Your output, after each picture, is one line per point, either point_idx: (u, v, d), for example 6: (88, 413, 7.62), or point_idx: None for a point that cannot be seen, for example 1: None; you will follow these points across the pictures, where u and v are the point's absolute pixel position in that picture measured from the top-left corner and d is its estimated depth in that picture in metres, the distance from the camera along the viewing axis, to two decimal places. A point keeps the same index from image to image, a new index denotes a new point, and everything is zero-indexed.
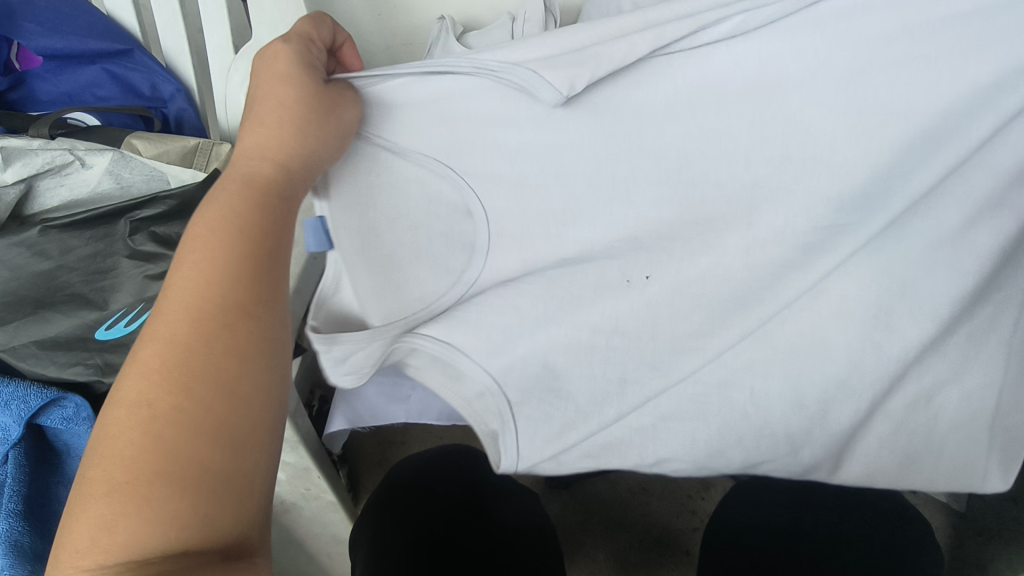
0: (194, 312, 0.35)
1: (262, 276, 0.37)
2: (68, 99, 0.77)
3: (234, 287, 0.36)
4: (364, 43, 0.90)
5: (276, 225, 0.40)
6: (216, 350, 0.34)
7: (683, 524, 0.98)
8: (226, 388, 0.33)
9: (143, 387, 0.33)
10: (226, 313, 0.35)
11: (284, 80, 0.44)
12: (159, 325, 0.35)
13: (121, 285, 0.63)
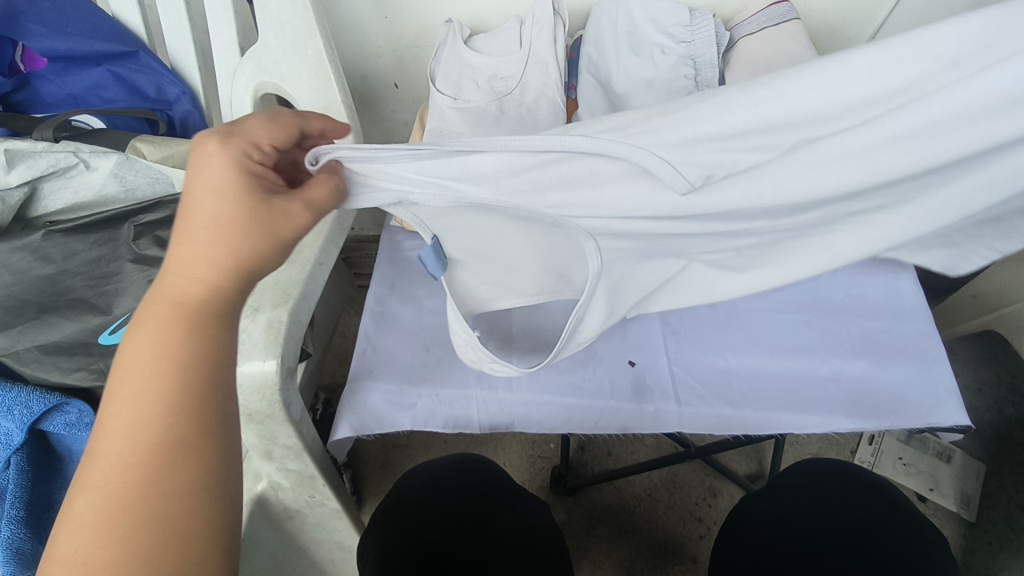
0: (131, 464, 0.33)
1: (203, 414, 0.36)
2: (74, 101, 0.77)
3: (157, 434, 0.34)
4: (371, 47, 0.91)
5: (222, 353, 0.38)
6: (154, 497, 0.33)
7: (690, 532, 0.97)
8: (165, 537, 0.33)
9: (75, 550, 0.32)
10: (166, 457, 0.34)
11: (207, 187, 0.38)
12: (84, 481, 0.34)
13: (126, 290, 0.63)
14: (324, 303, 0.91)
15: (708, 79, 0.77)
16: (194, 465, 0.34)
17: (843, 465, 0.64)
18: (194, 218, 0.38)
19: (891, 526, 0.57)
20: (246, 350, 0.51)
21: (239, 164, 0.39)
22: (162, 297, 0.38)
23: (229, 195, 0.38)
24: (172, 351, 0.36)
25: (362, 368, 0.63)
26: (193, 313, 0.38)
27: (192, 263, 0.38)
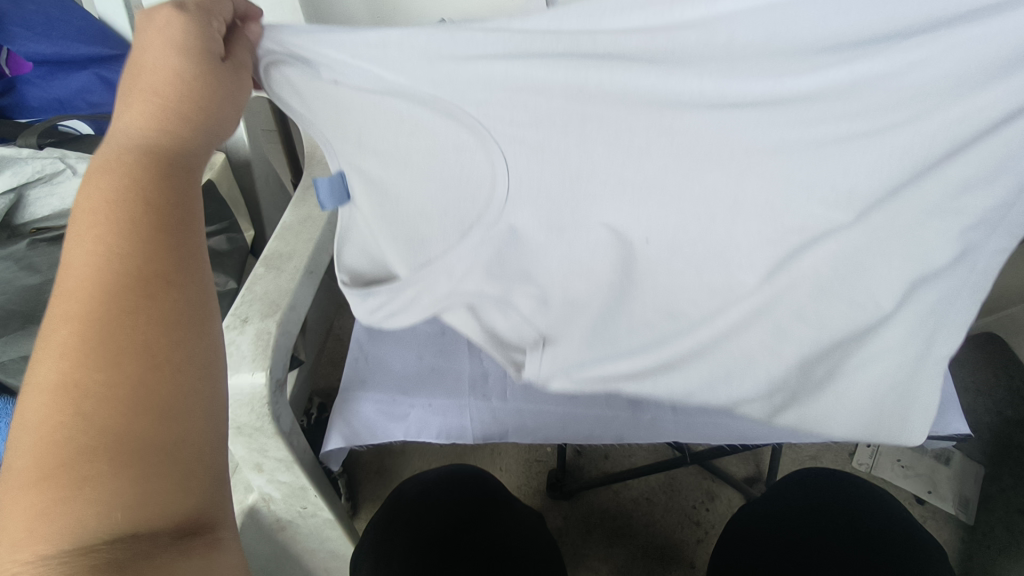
0: (91, 297, 0.28)
1: (164, 238, 0.31)
2: (60, 105, 0.75)
3: (134, 243, 0.30)
4: None
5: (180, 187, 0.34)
6: (140, 302, 0.28)
7: (688, 536, 0.96)
8: (152, 344, 0.28)
9: (49, 362, 0.26)
10: (131, 284, 0.28)
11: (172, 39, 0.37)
12: (57, 301, 0.28)
13: None
14: (316, 309, 0.89)
15: None
16: (178, 293, 0.30)
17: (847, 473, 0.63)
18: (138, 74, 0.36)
19: (890, 534, 0.56)
20: (235, 363, 0.50)
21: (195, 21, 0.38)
22: (112, 145, 0.34)
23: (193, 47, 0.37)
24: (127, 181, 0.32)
25: (355, 378, 0.62)
26: (162, 150, 0.35)
27: (142, 115, 0.36)
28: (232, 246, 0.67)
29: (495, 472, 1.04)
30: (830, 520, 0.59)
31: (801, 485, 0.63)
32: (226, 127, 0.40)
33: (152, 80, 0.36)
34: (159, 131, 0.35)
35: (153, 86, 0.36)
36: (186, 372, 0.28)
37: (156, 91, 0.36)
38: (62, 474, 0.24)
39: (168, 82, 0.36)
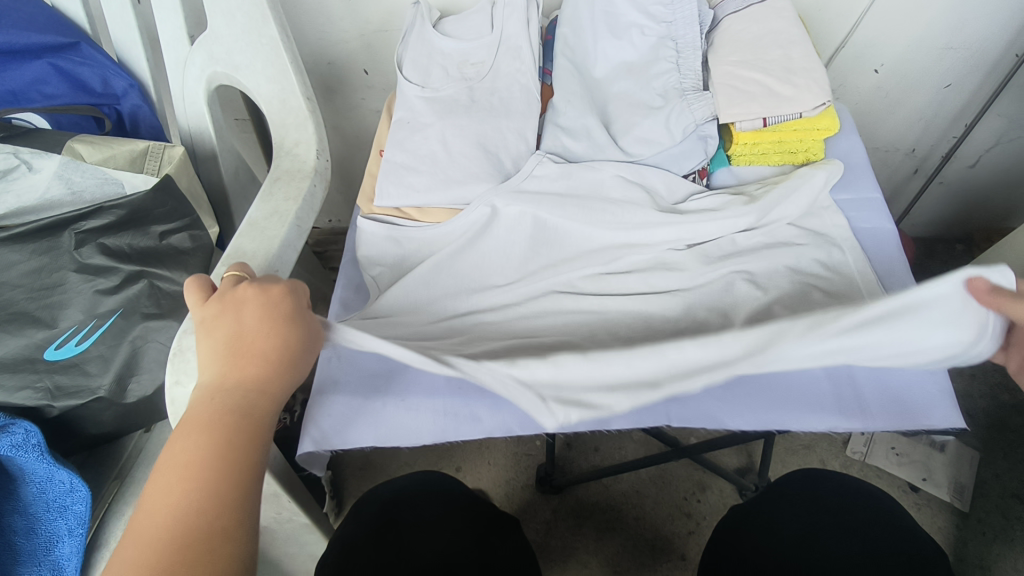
0: (163, 552, 0.34)
1: (232, 504, 0.37)
2: (13, 97, 0.70)
3: (205, 506, 0.36)
4: (335, 31, 0.87)
5: (252, 451, 0.39)
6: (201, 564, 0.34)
7: (679, 528, 0.95)
8: None
9: None
10: (194, 539, 0.35)
11: (269, 319, 0.43)
12: (136, 544, 0.35)
13: (71, 301, 0.56)
14: None
15: (689, 63, 0.73)
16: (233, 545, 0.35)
17: (844, 476, 0.61)
18: (237, 344, 0.42)
19: (886, 543, 0.54)
20: (192, 369, 0.47)
21: (295, 305, 0.45)
22: (201, 402, 0.40)
23: (280, 328, 0.43)
24: (209, 449, 0.38)
25: (327, 379, 0.59)
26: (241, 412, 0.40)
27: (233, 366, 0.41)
28: (195, 245, 0.64)
29: (483, 466, 1.02)
30: (830, 531, 0.56)
31: (799, 489, 0.61)
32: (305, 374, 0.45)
33: (245, 349, 0.42)
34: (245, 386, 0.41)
35: (246, 353, 0.42)
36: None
37: (255, 349, 0.42)
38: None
39: (262, 349, 0.42)
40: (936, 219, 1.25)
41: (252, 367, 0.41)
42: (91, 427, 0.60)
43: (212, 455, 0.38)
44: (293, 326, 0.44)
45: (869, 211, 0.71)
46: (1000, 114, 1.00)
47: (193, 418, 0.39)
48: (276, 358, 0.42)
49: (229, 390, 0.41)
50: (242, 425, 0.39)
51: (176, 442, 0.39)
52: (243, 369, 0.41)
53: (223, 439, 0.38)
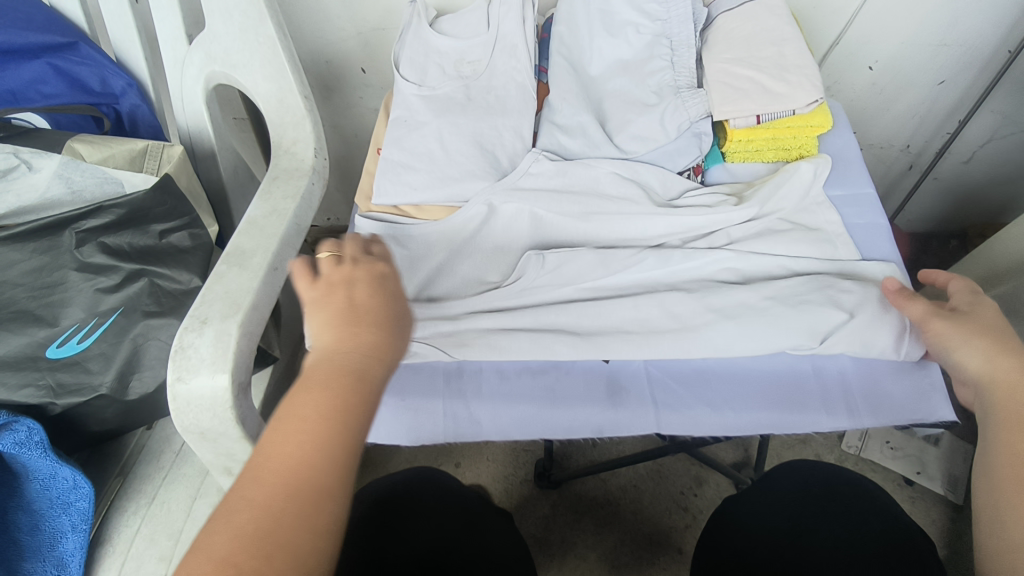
0: (277, 508, 0.30)
1: (338, 467, 0.32)
2: (12, 97, 0.70)
3: (324, 466, 0.32)
4: (333, 30, 0.87)
5: (363, 414, 0.35)
6: (313, 528, 0.30)
7: (676, 522, 0.96)
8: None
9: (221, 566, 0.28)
10: (310, 499, 0.31)
11: (380, 294, 0.41)
12: (246, 498, 0.30)
13: (72, 299, 0.57)
14: (289, 302, 0.88)
15: (684, 60, 0.74)
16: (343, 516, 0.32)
17: (835, 467, 0.62)
18: (353, 310, 0.39)
19: (875, 532, 0.55)
20: (194, 366, 0.48)
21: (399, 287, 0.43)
22: (318, 359, 0.36)
23: (390, 305, 0.41)
24: (323, 404, 0.34)
25: None
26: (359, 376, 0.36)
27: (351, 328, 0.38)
28: (195, 243, 0.63)
29: (481, 461, 1.03)
30: (825, 521, 0.57)
31: (792, 480, 0.61)
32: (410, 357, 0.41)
33: (362, 314, 0.39)
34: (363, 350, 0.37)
35: (363, 317, 0.39)
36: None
37: (371, 315, 0.39)
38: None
39: (378, 317, 0.39)
40: (931, 215, 1.26)
41: (372, 333, 0.38)
42: (94, 425, 0.60)
43: (327, 411, 0.34)
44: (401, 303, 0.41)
45: (862, 207, 0.72)
46: (994, 111, 1.01)
47: (314, 373, 0.36)
48: (391, 330, 0.39)
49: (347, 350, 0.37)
50: (356, 386, 0.35)
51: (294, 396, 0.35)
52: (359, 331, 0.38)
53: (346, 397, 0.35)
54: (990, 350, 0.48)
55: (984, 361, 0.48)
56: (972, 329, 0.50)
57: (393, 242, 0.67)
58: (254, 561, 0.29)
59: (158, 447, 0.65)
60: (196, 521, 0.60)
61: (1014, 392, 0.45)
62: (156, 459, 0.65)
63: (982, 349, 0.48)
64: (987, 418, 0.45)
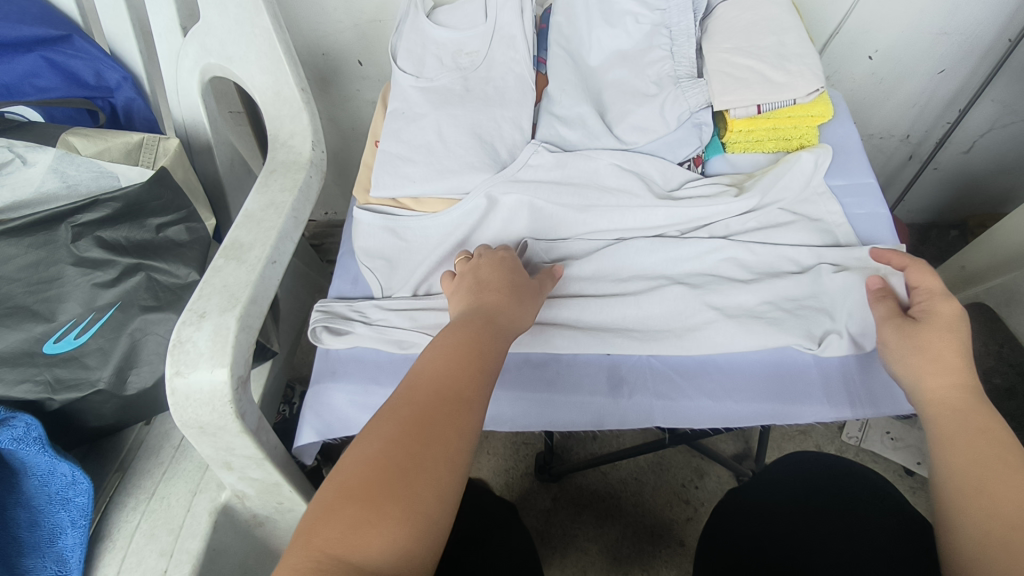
0: (433, 397, 0.41)
1: (477, 386, 0.43)
2: (5, 91, 0.69)
3: (464, 377, 0.43)
4: (330, 22, 0.87)
5: (496, 355, 0.46)
6: (459, 414, 0.41)
7: (677, 514, 0.96)
8: (450, 450, 0.39)
9: (392, 428, 0.39)
10: (451, 397, 0.41)
11: (502, 269, 0.54)
12: (414, 389, 0.42)
13: (69, 294, 0.56)
14: (286, 297, 0.87)
15: (683, 50, 0.74)
16: (477, 413, 0.42)
17: (837, 458, 0.62)
18: (485, 283, 0.53)
19: (877, 522, 0.55)
20: (192, 360, 0.48)
21: (517, 265, 0.56)
22: (462, 315, 0.50)
23: (508, 276, 0.54)
24: (466, 342, 0.46)
25: (326, 368, 0.60)
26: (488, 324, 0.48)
27: (484, 292, 0.52)
28: (192, 237, 0.63)
29: (482, 455, 1.03)
30: (826, 513, 0.57)
31: (793, 470, 0.61)
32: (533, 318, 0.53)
33: (489, 285, 0.52)
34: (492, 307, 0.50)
35: (489, 287, 0.52)
36: (466, 466, 0.39)
37: (494, 283, 0.53)
38: (376, 498, 0.35)
39: (497, 286, 0.52)
40: (930, 205, 1.26)
41: (497, 295, 0.51)
42: (93, 420, 0.60)
43: (465, 349, 0.45)
44: (518, 276, 0.54)
45: (863, 197, 0.72)
46: (994, 100, 1.00)
47: (459, 321, 0.49)
48: (510, 295, 0.52)
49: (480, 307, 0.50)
50: (489, 334, 0.47)
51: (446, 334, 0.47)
52: (486, 294, 0.51)
53: (479, 336, 0.47)
54: (922, 363, 0.49)
55: (918, 377, 0.48)
56: (910, 339, 0.50)
57: (392, 235, 0.67)
58: (420, 436, 0.39)
59: (157, 442, 0.65)
60: (196, 516, 0.60)
61: (946, 408, 0.46)
62: (156, 454, 0.64)
63: (915, 362, 0.49)
64: (931, 440, 0.47)
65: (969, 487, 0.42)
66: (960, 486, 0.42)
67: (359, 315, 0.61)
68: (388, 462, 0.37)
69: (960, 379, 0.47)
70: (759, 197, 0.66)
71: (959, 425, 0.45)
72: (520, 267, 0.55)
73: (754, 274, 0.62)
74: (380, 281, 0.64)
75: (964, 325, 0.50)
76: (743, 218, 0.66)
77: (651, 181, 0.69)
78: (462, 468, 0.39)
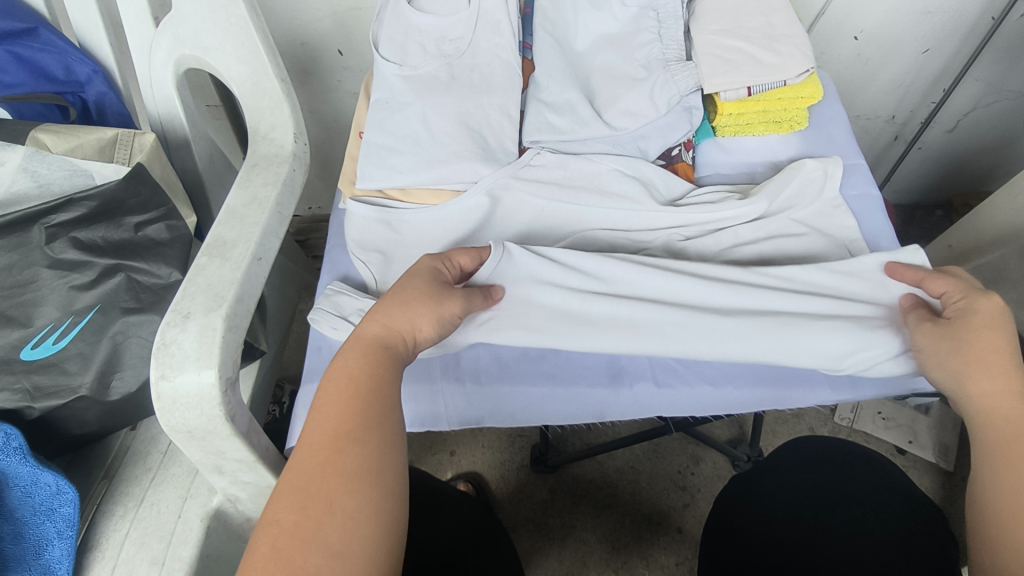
0: (312, 454, 0.39)
1: (358, 425, 0.40)
2: None
3: (341, 420, 0.40)
4: (308, 10, 0.84)
5: (382, 380, 0.43)
6: (339, 462, 0.38)
7: (675, 501, 0.96)
8: (336, 510, 0.36)
9: (275, 504, 0.37)
10: (329, 447, 0.39)
11: (403, 278, 0.50)
12: (297, 451, 0.39)
13: (45, 298, 0.54)
14: (274, 295, 0.86)
15: (671, 32, 0.73)
16: (360, 454, 0.39)
17: (848, 442, 0.61)
18: (382, 299, 0.49)
19: (891, 506, 0.54)
20: (178, 363, 0.46)
21: (425, 268, 0.51)
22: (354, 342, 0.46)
23: (408, 285, 0.49)
24: (346, 377, 0.43)
25: (319, 367, 0.58)
26: (371, 350, 0.45)
27: (374, 311, 0.48)
28: (173, 235, 0.61)
29: (477, 449, 1.02)
30: (835, 499, 0.56)
31: (804, 454, 0.61)
32: (442, 327, 0.49)
33: (379, 302, 0.49)
34: (380, 325, 0.47)
35: (381, 304, 0.48)
36: (359, 519, 0.36)
37: (386, 297, 0.49)
38: None
39: (387, 300, 0.48)
40: (916, 186, 1.26)
41: (387, 310, 0.47)
42: (75, 428, 0.58)
43: (343, 388, 0.42)
44: (420, 281, 0.50)
45: (854, 178, 0.72)
46: (978, 79, 1.01)
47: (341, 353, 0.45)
48: (400, 305, 0.48)
49: (363, 330, 0.46)
50: (379, 359, 0.44)
51: (329, 373, 0.44)
52: (373, 313, 0.48)
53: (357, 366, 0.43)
54: (964, 366, 0.47)
55: (962, 379, 0.47)
56: (953, 347, 0.48)
57: (387, 228, 0.65)
58: (300, 503, 0.36)
59: (144, 448, 0.63)
60: (187, 522, 0.58)
61: (995, 420, 0.45)
62: (143, 460, 0.62)
63: (961, 367, 0.47)
64: (976, 451, 0.45)
65: (1018, 506, 0.40)
66: (1008, 505, 0.40)
67: (355, 317, 0.58)
68: (271, 546, 0.35)
69: (1009, 387, 0.45)
70: (767, 202, 0.65)
71: (1012, 437, 0.43)
72: (424, 271, 0.51)
73: (747, 257, 0.62)
74: (374, 274, 0.62)
75: (1009, 320, 0.48)
76: (753, 226, 0.64)
77: (641, 165, 0.68)
78: (357, 519, 0.36)
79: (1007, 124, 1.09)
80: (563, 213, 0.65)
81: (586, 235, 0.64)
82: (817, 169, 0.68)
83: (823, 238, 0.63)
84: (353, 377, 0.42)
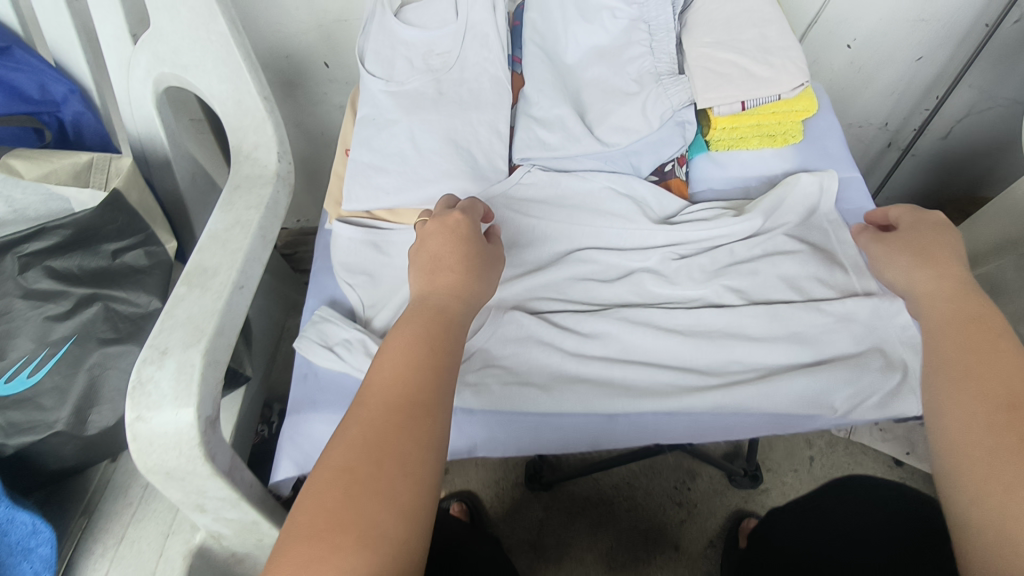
0: (381, 411, 0.40)
1: (429, 389, 0.42)
2: None
3: (412, 382, 0.42)
4: (292, 23, 0.82)
5: (448, 346, 0.45)
6: (409, 423, 0.40)
7: (671, 517, 0.95)
8: (406, 471, 0.38)
9: (343, 454, 0.38)
10: (400, 409, 0.40)
11: (454, 237, 0.50)
12: (364, 406, 0.41)
13: (19, 330, 0.52)
14: (259, 313, 0.84)
15: (663, 45, 0.71)
16: (429, 420, 0.40)
17: (879, 480, 0.60)
18: (436, 260, 0.49)
19: (896, 531, 0.53)
20: (155, 403, 0.44)
21: (473, 228, 0.51)
22: (416, 304, 0.48)
23: (460, 246, 0.50)
24: (414, 341, 0.44)
25: (305, 397, 0.56)
26: (437, 315, 0.46)
27: (434, 272, 0.49)
28: (152, 262, 0.60)
29: (471, 466, 1.01)
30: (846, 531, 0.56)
31: (832, 497, 0.60)
32: (489, 289, 0.51)
33: (434, 264, 0.49)
34: (443, 290, 0.48)
35: (436, 267, 0.49)
36: (425, 482, 0.38)
37: (442, 260, 0.49)
38: (331, 533, 0.35)
39: (446, 263, 0.49)
40: (909, 191, 1.26)
41: (449, 275, 0.48)
42: (52, 463, 0.55)
43: (412, 350, 0.43)
44: (471, 242, 0.50)
45: (849, 192, 0.70)
46: (972, 85, 1.00)
47: (408, 313, 0.47)
48: (460, 271, 0.49)
49: (429, 294, 0.48)
50: (440, 325, 0.46)
51: (397, 333, 0.45)
52: (434, 275, 0.49)
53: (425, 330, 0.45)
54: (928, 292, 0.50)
55: None
56: None
57: (374, 249, 0.63)
58: (371, 457, 0.38)
59: (125, 481, 0.62)
60: (169, 560, 0.57)
61: (951, 328, 0.47)
62: (123, 495, 0.61)
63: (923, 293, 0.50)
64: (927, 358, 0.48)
65: (969, 402, 0.43)
66: (959, 402, 0.43)
67: (339, 346, 0.56)
68: (340, 493, 0.37)
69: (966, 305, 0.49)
70: (761, 219, 0.64)
71: (969, 344, 0.46)
72: (471, 230, 0.51)
73: (742, 276, 0.61)
74: (361, 297, 0.61)
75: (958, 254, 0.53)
76: (748, 243, 0.63)
77: (633, 182, 0.67)
78: (422, 483, 0.38)
79: (1001, 131, 1.08)
80: (555, 232, 0.64)
81: (578, 254, 0.63)
82: (812, 183, 0.66)
83: (820, 255, 0.62)
84: (422, 341, 0.44)
